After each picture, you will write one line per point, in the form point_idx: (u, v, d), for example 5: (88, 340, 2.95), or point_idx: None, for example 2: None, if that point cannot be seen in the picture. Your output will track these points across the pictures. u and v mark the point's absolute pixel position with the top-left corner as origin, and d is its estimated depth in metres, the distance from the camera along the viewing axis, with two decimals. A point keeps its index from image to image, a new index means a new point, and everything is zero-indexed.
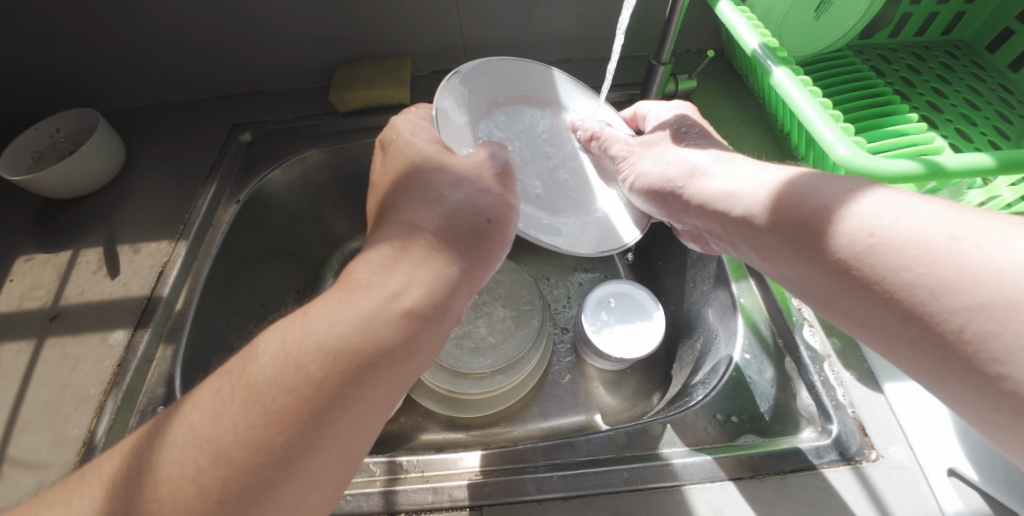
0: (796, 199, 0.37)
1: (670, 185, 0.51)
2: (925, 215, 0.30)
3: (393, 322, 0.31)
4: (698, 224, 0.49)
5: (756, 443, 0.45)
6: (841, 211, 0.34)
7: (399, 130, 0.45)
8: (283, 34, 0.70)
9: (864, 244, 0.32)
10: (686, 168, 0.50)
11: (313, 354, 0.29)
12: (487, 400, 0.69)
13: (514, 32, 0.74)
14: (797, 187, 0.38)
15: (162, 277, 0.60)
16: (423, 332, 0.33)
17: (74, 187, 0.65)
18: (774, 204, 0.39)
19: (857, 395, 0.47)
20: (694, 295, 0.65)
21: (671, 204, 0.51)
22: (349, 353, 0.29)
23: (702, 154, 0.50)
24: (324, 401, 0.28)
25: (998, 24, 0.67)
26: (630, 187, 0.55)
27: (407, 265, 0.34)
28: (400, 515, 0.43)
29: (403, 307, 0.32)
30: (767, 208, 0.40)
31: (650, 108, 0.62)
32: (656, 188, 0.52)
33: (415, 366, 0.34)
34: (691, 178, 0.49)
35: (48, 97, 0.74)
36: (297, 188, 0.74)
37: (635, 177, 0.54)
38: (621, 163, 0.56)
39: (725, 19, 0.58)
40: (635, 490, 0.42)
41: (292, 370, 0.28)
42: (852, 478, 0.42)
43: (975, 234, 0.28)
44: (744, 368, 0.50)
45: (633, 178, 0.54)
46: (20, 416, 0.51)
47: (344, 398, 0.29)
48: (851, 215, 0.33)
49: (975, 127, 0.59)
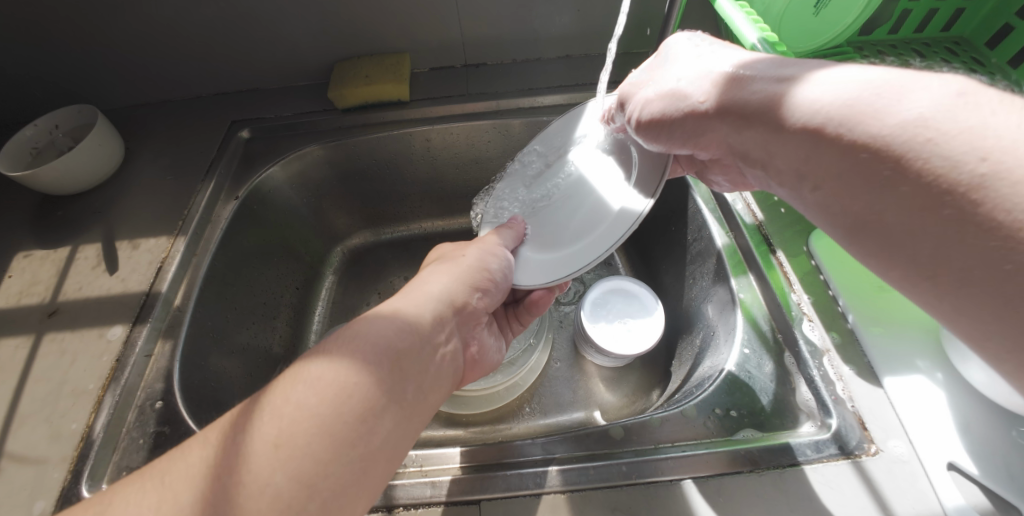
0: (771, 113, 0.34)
1: (685, 104, 0.40)
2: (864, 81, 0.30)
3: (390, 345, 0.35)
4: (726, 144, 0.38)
5: (755, 437, 0.45)
6: (918, 112, 0.27)
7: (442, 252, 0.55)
8: (281, 31, 0.70)
9: (977, 172, 0.25)
10: (701, 80, 0.39)
11: (342, 372, 0.32)
12: (486, 397, 0.69)
13: (513, 28, 0.74)
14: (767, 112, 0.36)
15: (160, 273, 0.59)
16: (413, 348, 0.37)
17: (73, 183, 0.65)
18: (727, 92, 0.37)
19: (856, 389, 0.46)
20: (693, 291, 0.65)
21: (691, 134, 0.41)
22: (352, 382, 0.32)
23: (710, 60, 0.40)
24: (340, 427, 0.30)
25: (998, 20, 0.66)
26: (637, 124, 0.44)
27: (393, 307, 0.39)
28: (398, 508, 0.42)
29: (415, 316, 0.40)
30: (717, 92, 0.38)
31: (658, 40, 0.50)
32: (669, 114, 0.41)
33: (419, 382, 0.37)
34: (709, 89, 0.38)
35: (47, 94, 0.75)
36: (295, 184, 0.74)
37: (642, 108, 0.43)
38: (625, 102, 0.46)
39: (725, 15, 0.57)
40: (634, 484, 0.42)
41: (316, 399, 0.31)
42: (852, 472, 0.42)
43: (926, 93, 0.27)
44: (743, 363, 0.50)
45: (640, 111, 0.44)
46: (19, 410, 0.51)
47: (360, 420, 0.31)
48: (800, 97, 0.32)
49: None
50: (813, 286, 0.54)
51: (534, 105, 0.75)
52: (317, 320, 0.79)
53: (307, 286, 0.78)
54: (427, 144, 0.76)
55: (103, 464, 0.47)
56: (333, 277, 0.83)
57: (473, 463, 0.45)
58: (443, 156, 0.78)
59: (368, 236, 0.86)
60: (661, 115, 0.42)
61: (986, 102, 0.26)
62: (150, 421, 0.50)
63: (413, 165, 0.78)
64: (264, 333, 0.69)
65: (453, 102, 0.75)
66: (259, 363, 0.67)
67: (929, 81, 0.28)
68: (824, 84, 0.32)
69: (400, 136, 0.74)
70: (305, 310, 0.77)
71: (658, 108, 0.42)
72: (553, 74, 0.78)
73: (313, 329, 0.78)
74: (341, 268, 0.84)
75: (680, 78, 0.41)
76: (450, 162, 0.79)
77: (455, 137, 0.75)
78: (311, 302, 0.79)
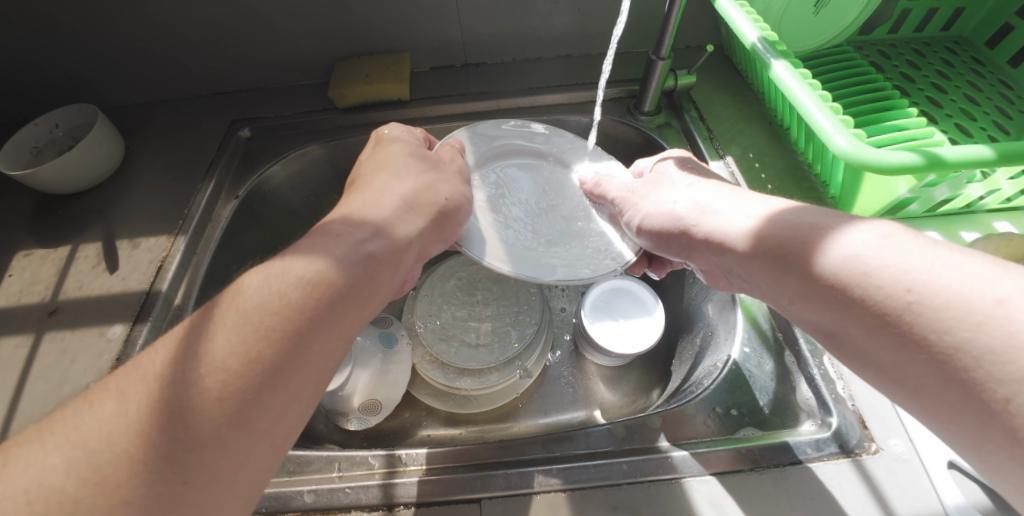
0: (784, 234, 0.36)
1: (681, 225, 0.45)
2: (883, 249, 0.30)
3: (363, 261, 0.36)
4: (721, 265, 0.43)
5: (756, 435, 0.45)
6: (849, 252, 0.31)
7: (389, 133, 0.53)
8: (282, 30, 0.70)
9: (902, 300, 0.28)
10: (693, 210, 0.45)
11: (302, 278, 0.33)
12: (487, 396, 0.69)
13: (514, 27, 0.74)
14: (781, 222, 0.37)
15: (160, 272, 0.59)
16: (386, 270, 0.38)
17: (73, 182, 0.65)
18: (758, 230, 0.38)
19: (857, 388, 0.46)
20: (694, 290, 0.65)
21: (684, 248, 0.46)
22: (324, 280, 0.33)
23: (713, 191, 0.45)
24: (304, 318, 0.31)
25: (997, 20, 0.66)
26: (636, 231, 0.50)
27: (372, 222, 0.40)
28: (398, 507, 0.42)
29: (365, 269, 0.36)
30: (747, 229, 0.39)
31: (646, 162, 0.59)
32: (666, 230, 0.47)
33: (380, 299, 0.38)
34: (700, 218, 0.44)
35: (47, 92, 0.74)
36: (296, 184, 0.74)
37: (640, 219, 0.49)
38: (621, 205, 0.52)
39: (725, 14, 0.57)
40: (635, 482, 0.42)
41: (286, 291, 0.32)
42: (852, 471, 0.42)
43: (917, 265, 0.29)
44: (743, 361, 0.50)
45: (639, 220, 0.50)
46: (18, 410, 0.50)
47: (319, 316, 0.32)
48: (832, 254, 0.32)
49: (974, 122, 0.59)
50: None
51: (534, 105, 0.75)
52: None
53: None
54: None
55: None
56: None
57: (473, 462, 0.45)
58: None
59: None
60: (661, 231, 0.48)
61: (907, 241, 0.30)
62: None
63: None
64: None
65: (454, 101, 0.75)
66: None
67: (853, 235, 0.32)
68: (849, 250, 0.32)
69: None
70: None
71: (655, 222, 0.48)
72: (552, 73, 0.78)
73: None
74: None
75: (674, 199, 0.47)
76: None
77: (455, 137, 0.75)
78: None
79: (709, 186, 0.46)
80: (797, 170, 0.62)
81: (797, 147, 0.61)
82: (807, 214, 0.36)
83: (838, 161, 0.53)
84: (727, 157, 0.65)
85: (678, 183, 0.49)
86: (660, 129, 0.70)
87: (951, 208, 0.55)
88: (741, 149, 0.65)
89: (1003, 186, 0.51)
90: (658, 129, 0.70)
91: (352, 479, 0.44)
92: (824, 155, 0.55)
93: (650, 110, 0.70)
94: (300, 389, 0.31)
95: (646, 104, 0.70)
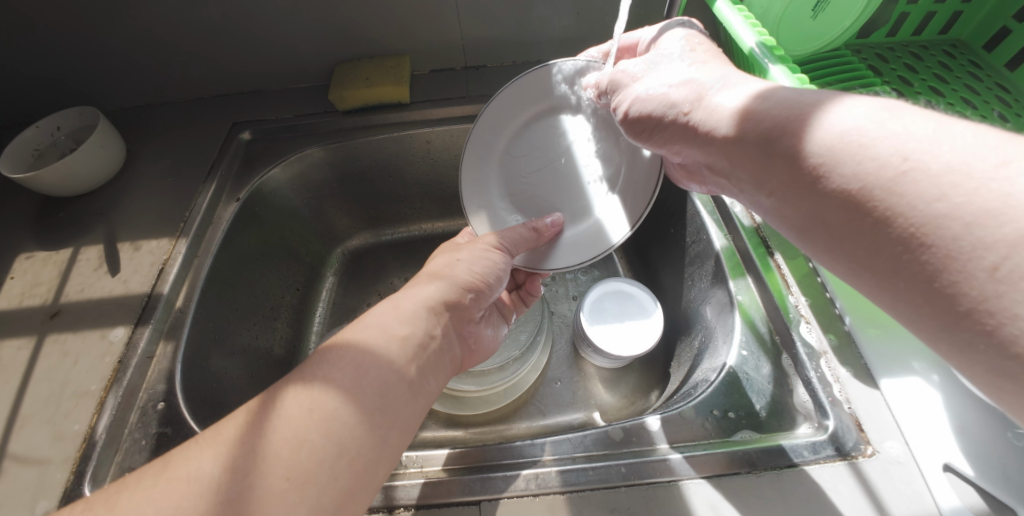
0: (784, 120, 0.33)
1: (671, 112, 0.41)
2: (913, 125, 0.28)
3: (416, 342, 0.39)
4: (701, 157, 0.41)
5: (753, 438, 0.45)
6: (863, 134, 0.29)
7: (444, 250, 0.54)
8: (282, 33, 0.71)
9: (896, 170, 0.27)
10: (696, 89, 0.40)
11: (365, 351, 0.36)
12: (486, 398, 0.69)
13: (513, 30, 0.75)
14: (764, 114, 0.34)
15: (162, 274, 0.60)
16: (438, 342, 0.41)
17: (75, 185, 0.65)
18: (742, 117, 0.35)
19: (853, 391, 0.47)
20: (693, 292, 0.65)
21: (669, 138, 0.42)
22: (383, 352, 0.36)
23: (715, 68, 0.40)
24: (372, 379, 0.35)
25: (995, 24, 0.67)
26: (621, 119, 0.45)
27: (418, 296, 0.43)
28: (399, 509, 0.43)
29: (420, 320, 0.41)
30: (732, 115, 0.36)
31: (641, 34, 0.52)
32: (654, 117, 0.42)
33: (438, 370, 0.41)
34: (697, 101, 0.39)
35: (48, 94, 0.75)
36: (296, 186, 0.75)
37: (629, 105, 0.44)
38: (614, 93, 0.47)
39: (723, 18, 0.58)
40: (632, 485, 0.42)
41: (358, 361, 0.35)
42: (848, 473, 0.42)
43: (971, 147, 0.26)
44: (741, 365, 0.51)
45: (627, 108, 0.44)
46: (20, 412, 0.51)
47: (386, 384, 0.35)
48: (825, 128, 0.30)
49: (971, 126, 0.59)
50: (810, 288, 0.54)
51: None
52: (317, 321, 0.79)
53: (308, 287, 0.79)
54: (428, 146, 0.76)
55: (105, 465, 0.48)
56: (333, 278, 0.83)
57: (471, 464, 0.45)
58: (443, 158, 0.78)
59: (368, 237, 0.86)
60: (646, 119, 0.43)
61: (909, 114, 0.28)
62: (151, 422, 0.51)
63: (414, 166, 0.79)
64: (265, 335, 0.70)
65: (454, 104, 0.75)
66: (259, 364, 0.67)
67: (909, 115, 0.28)
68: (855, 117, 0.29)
69: (399, 138, 0.74)
70: (306, 311, 0.78)
71: (643, 107, 0.43)
72: None
73: (313, 330, 0.78)
74: (341, 269, 0.84)
75: (668, 81, 0.42)
76: (450, 163, 0.79)
77: (455, 139, 0.76)
78: (312, 304, 0.79)
79: (713, 64, 0.41)
80: None
81: None
82: (788, 93, 0.34)
83: None
84: None
85: (679, 62, 0.43)
86: None
87: None
88: None
89: None
90: None
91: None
92: None
93: None
94: (387, 423, 0.34)
95: None
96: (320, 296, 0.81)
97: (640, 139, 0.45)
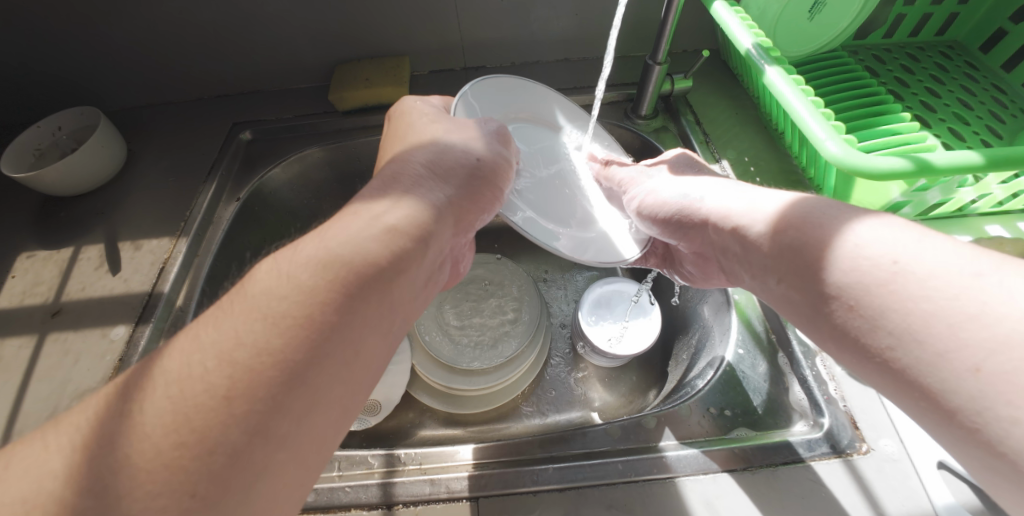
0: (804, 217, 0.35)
1: (681, 202, 0.48)
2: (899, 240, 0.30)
3: (381, 238, 0.32)
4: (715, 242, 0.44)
5: (749, 436, 0.46)
6: (853, 243, 0.31)
7: (402, 105, 0.49)
8: (283, 35, 0.71)
9: (886, 271, 0.29)
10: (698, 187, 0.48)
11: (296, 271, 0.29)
12: (484, 397, 0.69)
13: (513, 31, 0.75)
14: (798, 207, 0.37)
15: (163, 273, 0.60)
16: (414, 249, 0.33)
17: (76, 185, 0.66)
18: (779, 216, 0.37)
19: (849, 390, 0.47)
20: (690, 292, 0.66)
21: (682, 228, 0.48)
22: (342, 262, 0.30)
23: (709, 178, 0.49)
24: (320, 305, 0.28)
25: (990, 26, 0.67)
26: (636, 209, 0.52)
27: (390, 198, 0.35)
28: (398, 505, 0.43)
29: (383, 230, 0.32)
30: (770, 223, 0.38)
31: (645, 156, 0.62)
32: (666, 205, 0.49)
33: (412, 283, 0.34)
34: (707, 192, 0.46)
35: (50, 94, 0.75)
36: (296, 185, 0.75)
37: (642, 199, 0.52)
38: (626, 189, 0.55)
39: (720, 20, 0.58)
40: (630, 481, 0.43)
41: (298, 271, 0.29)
42: (843, 470, 0.43)
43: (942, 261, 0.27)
44: (737, 363, 0.51)
45: (640, 201, 0.52)
46: (21, 410, 0.51)
47: (342, 307, 0.29)
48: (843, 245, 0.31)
49: (968, 126, 0.60)
50: None
51: None
52: None
53: None
54: None
55: None
56: None
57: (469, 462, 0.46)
58: None
59: None
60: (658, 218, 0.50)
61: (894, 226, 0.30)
62: None
63: None
64: None
65: None
66: None
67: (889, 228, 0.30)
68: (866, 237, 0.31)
69: None
70: None
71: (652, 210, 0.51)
72: (550, 77, 0.79)
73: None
74: None
75: (674, 184, 0.50)
76: None
77: None
78: None
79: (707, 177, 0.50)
80: (791, 174, 0.63)
81: (791, 151, 0.62)
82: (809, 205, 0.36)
83: (832, 165, 0.53)
84: (723, 161, 0.66)
85: (678, 173, 0.53)
86: (658, 133, 0.71)
87: (943, 212, 0.56)
88: (737, 153, 0.66)
89: (995, 190, 0.51)
90: (655, 133, 0.71)
91: (352, 477, 0.45)
92: (817, 160, 0.56)
93: (647, 114, 0.71)
94: (324, 371, 0.28)
95: (642, 108, 0.70)
96: None
97: (653, 224, 0.51)
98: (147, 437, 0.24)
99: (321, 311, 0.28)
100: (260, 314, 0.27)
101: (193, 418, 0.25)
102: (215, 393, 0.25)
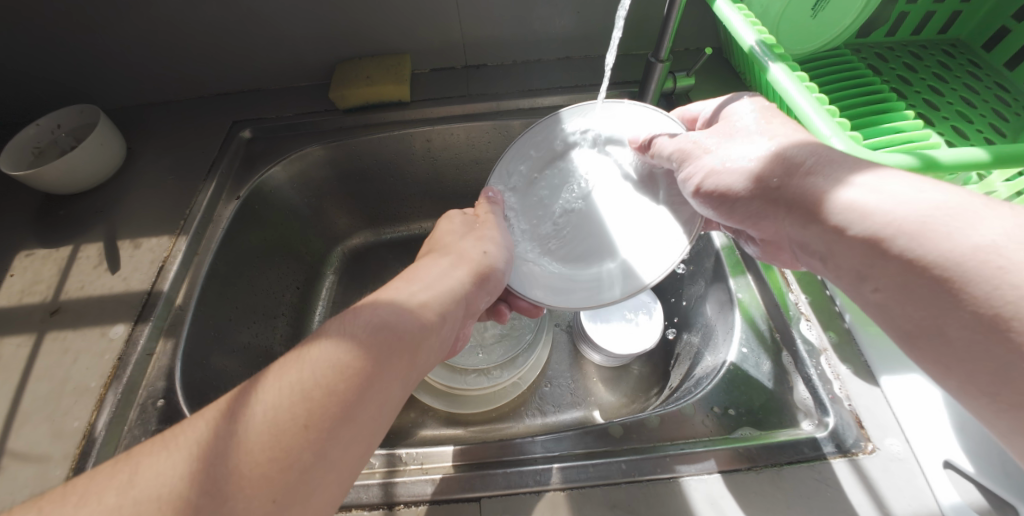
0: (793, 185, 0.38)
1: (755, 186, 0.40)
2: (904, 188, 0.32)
3: (401, 319, 0.37)
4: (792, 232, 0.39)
5: (753, 435, 0.45)
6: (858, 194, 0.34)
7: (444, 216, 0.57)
8: (283, 33, 0.71)
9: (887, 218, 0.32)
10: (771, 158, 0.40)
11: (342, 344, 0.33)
12: (486, 396, 0.69)
13: (514, 29, 0.75)
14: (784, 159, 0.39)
15: (163, 271, 0.60)
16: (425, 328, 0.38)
17: (75, 183, 0.65)
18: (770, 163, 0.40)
19: (853, 389, 0.47)
20: (692, 291, 0.65)
21: (751, 216, 0.42)
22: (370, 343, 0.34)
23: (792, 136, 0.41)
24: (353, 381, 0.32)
25: (994, 23, 0.67)
26: (694, 193, 0.45)
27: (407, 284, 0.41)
28: (399, 506, 0.43)
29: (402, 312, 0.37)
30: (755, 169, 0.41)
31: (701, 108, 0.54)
32: (734, 193, 0.42)
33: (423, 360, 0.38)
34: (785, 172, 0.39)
35: (48, 92, 0.75)
36: (297, 184, 0.75)
37: (703, 178, 0.44)
38: (682, 164, 0.46)
39: (723, 17, 0.58)
40: (633, 481, 0.42)
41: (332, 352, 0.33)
42: (848, 470, 0.42)
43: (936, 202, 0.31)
44: (741, 362, 0.51)
45: (700, 180, 0.44)
46: (20, 409, 0.51)
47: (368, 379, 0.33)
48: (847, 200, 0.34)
49: (972, 125, 0.59)
50: (810, 285, 0.54)
51: (533, 106, 0.76)
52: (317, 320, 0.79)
53: (308, 286, 0.79)
54: (428, 144, 0.76)
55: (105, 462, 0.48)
56: (333, 277, 0.83)
57: (471, 461, 0.45)
58: (443, 157, 0.78)
59: (368, 236, 0.86)
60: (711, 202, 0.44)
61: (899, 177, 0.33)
62: (151, 419, 0.51)
63: (414, 165, 0.79)
64: (265, 334, 0.70)
65: (454, 103, 0.75)
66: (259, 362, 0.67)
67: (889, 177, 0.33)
68: (868, 189, 0.34)
69: (400, 136, 0.74)
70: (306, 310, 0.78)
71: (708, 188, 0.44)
72: (552, 75, 0.79)
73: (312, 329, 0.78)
74: (341, 268, 0.84)
75: (746, 154, 0.42)
76: (451, 161, 0.79)
77: (456, 138, 0.76)
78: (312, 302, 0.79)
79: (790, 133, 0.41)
80: None
81: None
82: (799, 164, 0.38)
83: None
84: None
85: (749, 133, 0.43)
86: None
87: None
88: None
89: (999, 188, 0.51)
90: None
91: (352, 477, 0.45)
92: None
93: None
94: (350, 438, 0.31)
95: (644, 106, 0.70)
96: (319, 294, 0.80)
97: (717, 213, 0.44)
98: (226, 473, 0.28)
99: (368, 369, 0.33)
100: (302, 386, 0.31)
101: (268, 454, 0.29)
102: (285, 435, 0.29)
